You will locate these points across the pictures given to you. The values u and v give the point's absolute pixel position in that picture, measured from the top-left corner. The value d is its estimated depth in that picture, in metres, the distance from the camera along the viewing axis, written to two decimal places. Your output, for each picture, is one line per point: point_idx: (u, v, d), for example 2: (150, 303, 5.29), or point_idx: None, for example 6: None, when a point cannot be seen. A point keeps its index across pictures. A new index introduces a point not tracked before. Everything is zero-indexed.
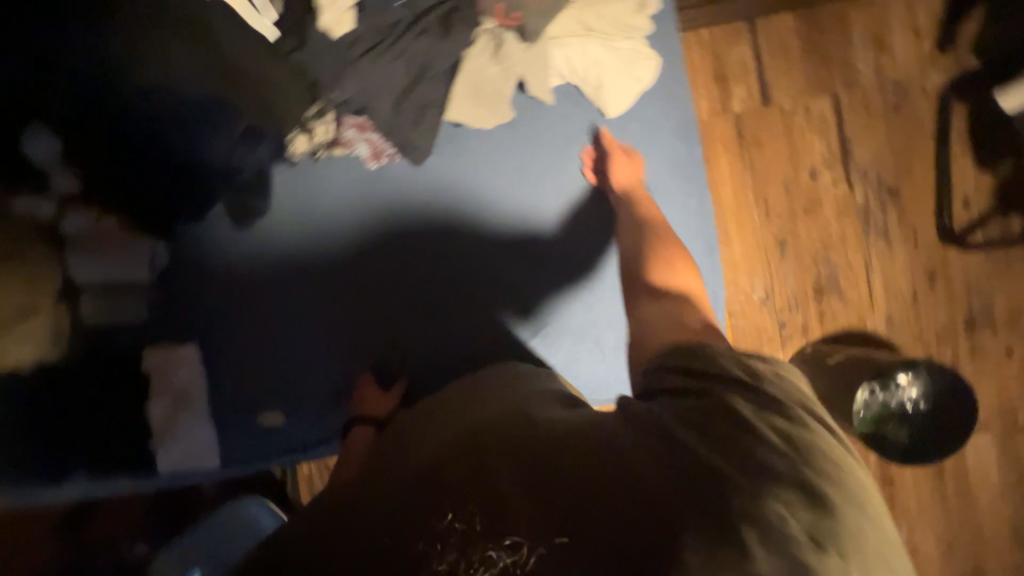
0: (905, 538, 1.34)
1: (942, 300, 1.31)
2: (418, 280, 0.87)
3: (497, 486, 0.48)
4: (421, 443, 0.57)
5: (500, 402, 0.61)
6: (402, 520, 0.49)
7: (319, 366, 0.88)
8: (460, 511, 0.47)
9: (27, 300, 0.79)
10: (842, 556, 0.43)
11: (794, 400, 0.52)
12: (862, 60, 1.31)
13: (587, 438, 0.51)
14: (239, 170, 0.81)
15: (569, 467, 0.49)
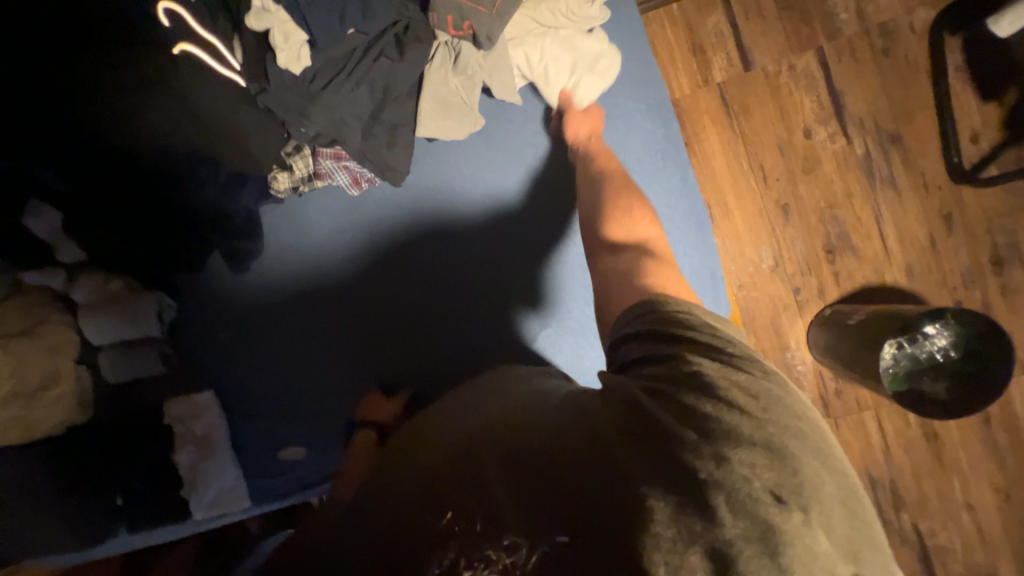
0: (959, 492, 1.29)
1: (963, 242, 1.26)
2: (406, 294, 0.89)
3: (487, 479, 0.49)
4: (417, 449, 0.59)
5: (488, 402, 0.62)
6: (402, 528, 0.49)
7: (319, 392, 0.89)
8: (457, 512, 0.47)
9: (52, 369, 0.82)
10: (806, 511, 0.43)
11: (757, 364, 0.53)
12: (842, 9, 1.26)
13: (564, 423, 0.53)
14: (229, 215, 0.83)
15: (546, 451, 0.50)
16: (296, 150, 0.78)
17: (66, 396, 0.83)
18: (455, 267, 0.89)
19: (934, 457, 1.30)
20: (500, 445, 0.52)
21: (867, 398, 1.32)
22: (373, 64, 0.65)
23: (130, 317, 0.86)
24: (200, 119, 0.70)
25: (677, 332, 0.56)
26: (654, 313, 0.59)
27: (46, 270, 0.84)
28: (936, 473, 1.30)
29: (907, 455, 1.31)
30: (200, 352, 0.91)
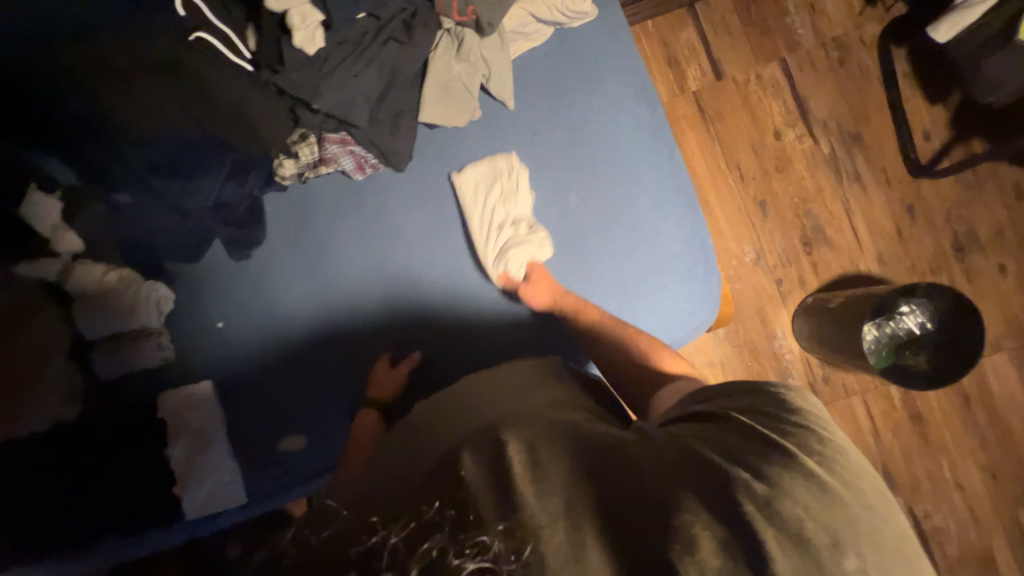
0: (948, 472, 1.33)
1: (927, 231, 1.35)
2: (408, 291, 0.85)
3: (501, 475, 0.46)
4: (433, 447, 0.57)
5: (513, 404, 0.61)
6: (405, 511, 0.46)
7: (312, 392, 0.87)
8: (454, 500, 0.44)
9: (41, 361, 0.79)
10: (858, 555, 0.45)
11: (813, 421, 0.55)
12: (799, 24, 1.39)
13: (601, 444, 0.53)
14: (232, 204, 0.83)
15: (578, 463, 0.49)
16: (302, 137, 0.80)
17: (59, 388, 0.81)
18: (448, 276, 0.86)
19: (921, 438, 1.34)
20: (531, 443, 0.50)
21: (853, 383, 1.37)
22: (383, 48, 0.69)
23: (129, 306, 0.85)
24: (215, 102, 0.71)
25: (726, 394, 0.61)
26: (706, 384, 0.64)
27: (44, 260, 0.83)
28: (924, 454, 1.34)
29: (896, 438, 1.35)
30: (198, 345, 0.88)
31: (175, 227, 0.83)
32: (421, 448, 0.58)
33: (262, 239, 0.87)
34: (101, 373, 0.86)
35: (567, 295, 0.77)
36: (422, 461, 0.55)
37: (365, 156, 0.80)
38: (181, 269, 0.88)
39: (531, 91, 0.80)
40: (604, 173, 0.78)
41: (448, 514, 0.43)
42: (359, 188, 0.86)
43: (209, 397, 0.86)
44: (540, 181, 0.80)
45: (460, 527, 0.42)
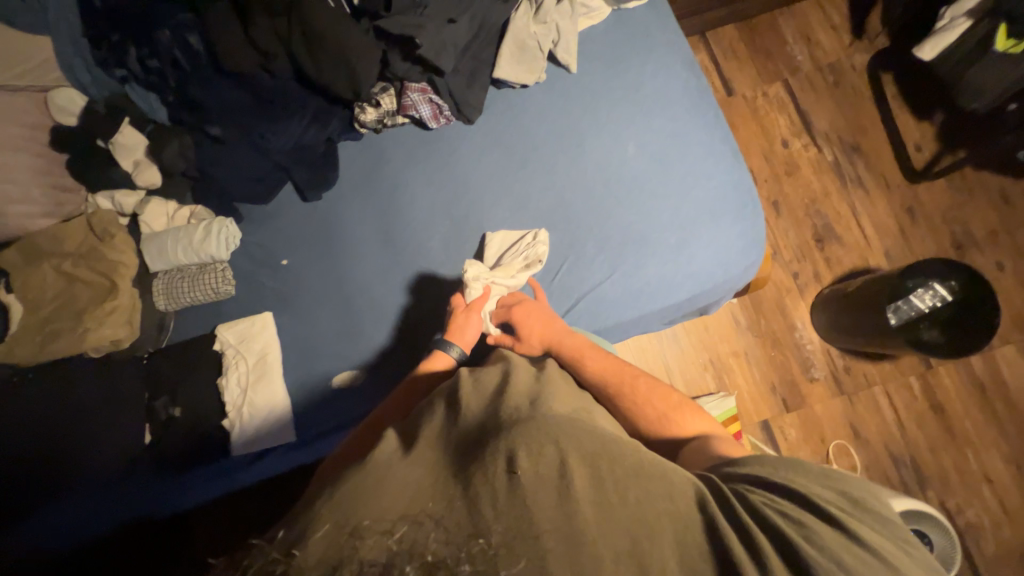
0: (975, 464, 1.32)
1: (927, 230, 1.46)
2: (468, 236, 0.88)
3: (530, 492, 0.42)
4: (465, 433, 0.51)
5: (569, 403, 0.56)
6: (428, 512, 0.42)
7: (371, 326, 0.86)
8: (481, 524, 0.40)
9: (111, 281, 0.82)
10: None
11: (917, 552, 0.45)
12: (798, 52, 1.59)
13: (667, 470, 0.48)
14: (311, 147, 0.89)
15: (635, 495, 0.45)
16: (383, 88, 0.88)
17: (119, 312, 0.82)
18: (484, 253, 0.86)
19: (945, 430, 1.36)
20: (590, 455, 0.46)
21: (873, 374, 1.40)
22: (473, 3, 0.84)
23: (199, 238, 0.87)
24: (323, 39, 0.80)
25: (800, 467, 0.52)
26: (786, 457, 0.54)
27: (125, 193, 0.88)
28: (950, 445, 1.34)
29: (920, 429, 1.36)
30: (258, 280, 0.90)
31: (253, 164, 0.87)
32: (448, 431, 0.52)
33: (334, 181, 0.91)
34: (160, 305, 0.87)
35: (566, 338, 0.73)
36: (448, 446, 0.50)
37: (441, 106, 0.88)
38: (251, 210, 0.92)
39: (591, 59, 0.91)
40: (661, 123, 0.88)
41: (494, 526, 0.40)
42: (432, 137, 0.91)
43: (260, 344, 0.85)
44: (599, 137, 0.88)
45: (470, 531, 0.40)
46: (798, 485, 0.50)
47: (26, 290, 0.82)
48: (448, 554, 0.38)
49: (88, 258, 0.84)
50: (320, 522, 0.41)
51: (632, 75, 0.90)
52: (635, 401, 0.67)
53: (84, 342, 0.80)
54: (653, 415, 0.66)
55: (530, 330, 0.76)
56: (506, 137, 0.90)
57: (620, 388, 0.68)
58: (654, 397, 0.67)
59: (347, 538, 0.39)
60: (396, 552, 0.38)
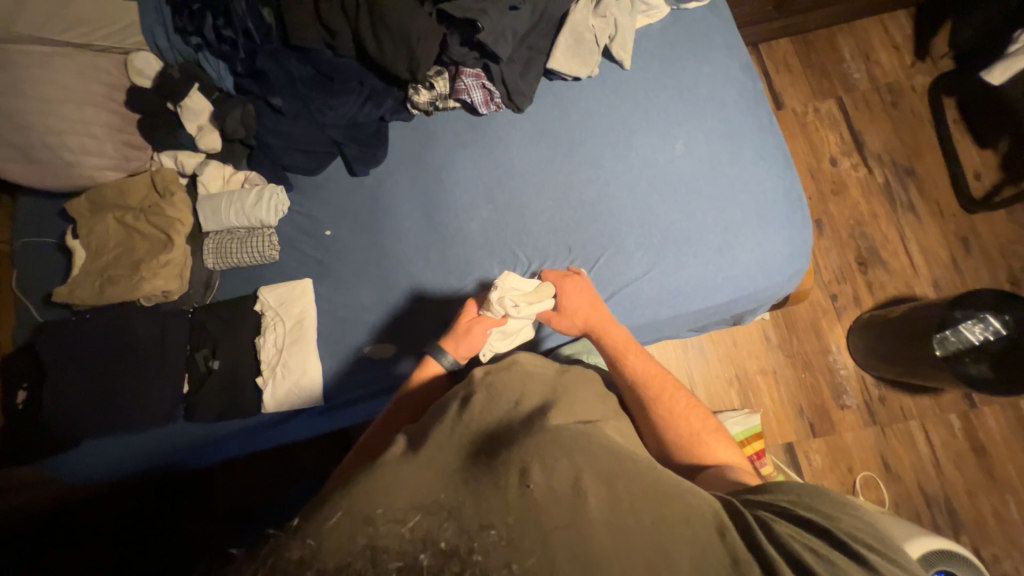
0: (1017, 513, 1.24)
1: (981, 262, 1.39)
2: (507, 222, 0.88)
3: (543, 508, 0.42)
4: (476, 436, 0.51)
5: (580, 418, 0.56)
6: (443, 504, 0.43)
7: (403, 301, 0.88)
8: (495, 521, 0.41)
9: (167, 235, 0.87)
10: None
11: None
12: (856, 70, 1.55)
13: (683, 492, 0.46)
14: (364, 124, 0.93)
15: (649, 517, 0.43)
16: (438, 72, 0.90)
17: (172, 266, 0.86)
18: (522, 240, 0.87)
19: (986, 473, 1.28)
20: (605, 474, 0.46)
21: (910, 407, 1.33)
22: None
23: (251, 203, 0.90)
24: (388, 19, 0.83)
25: (827, 501, 0.49)
26: (813, 487, 0.51)
27: (188, 154, 0.93)
28: (990, 490, 1.27)
29: (958, 470, 1.29)
30: (300, 247, 0.93)
31: (310, 136, 0.91)
32: (458, 431, 0.52)
33: (381, 159, 0.94)
34: (208, 263, 0.91)
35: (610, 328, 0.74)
36: (459, 449, 0.50)
37: (492, 93, 0.90)
38: (300, 180, 0.95)
39: (646, 58, 0.93)
40: (712, 126, 0.88)
41: (512, 527, 0.40)
42: (480, 123, 0.93)
43: (289, 320, 0.87)
44: (648, 136, 0.88)
45: (480, 523, 0.40)
46: (820, 516, 0.47)
47: (90, 238, 0.87)
48: (460, 544, 0.38)
49: (148, 212, 0.88)
50: (333, 514, 0.41)
51: (686, 76, 0.91)
52: (663, 413, 0.67)
53: (138, 289, 0.84)
54: (679, 431, 0.65)
55: (576, 312, 0.76)
56: (555, 129, 0.91)
57: (653, 395, 0.67)
58: (686, 412, 0.67)
59: (363, 525, 0.39)
60: (410, 540, 0.38)
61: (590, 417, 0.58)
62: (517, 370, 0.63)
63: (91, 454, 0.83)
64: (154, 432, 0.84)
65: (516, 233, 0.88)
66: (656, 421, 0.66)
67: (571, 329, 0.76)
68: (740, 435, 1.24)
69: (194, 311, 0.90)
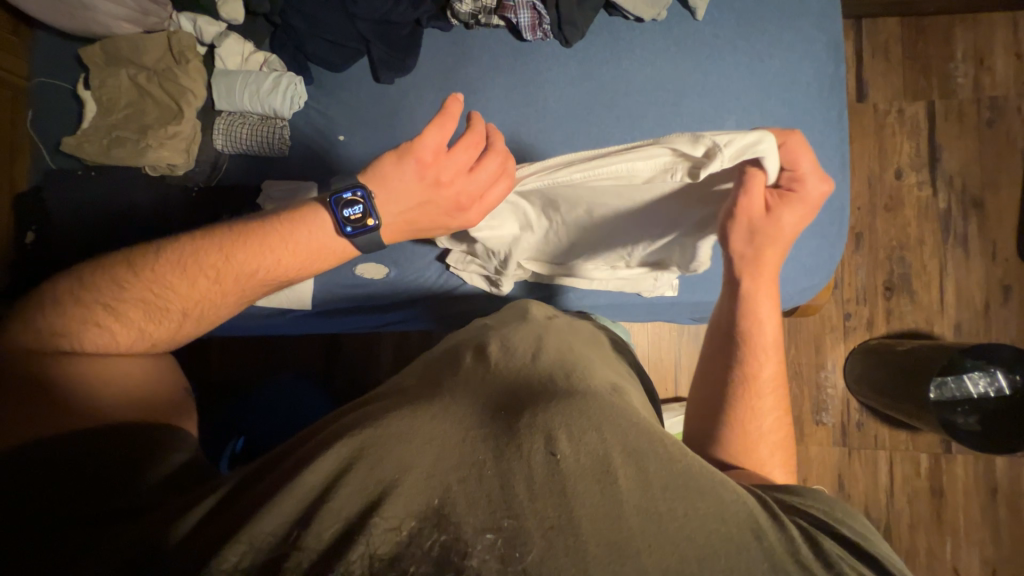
0: (950, 554, 1.29)
1: (1015, 314, 1.31)
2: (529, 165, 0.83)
3: (569, 483, 0.39)
4: (495, 388, 0.50)
5: (606, 379, 0.54)
6: (450, 493, 0.38)
7: None
8: (513, 507, 0.38)
9: (177, 106, 0.84)
10: None
11: None
12: (962, 73, 1.35)
13: (717, 484, 0.42)
14: (397, 25, 0.85)
15: (680, 506, 0.39)
16: None
17: (179, 139, 0.84)
18: None
19: (935, 513, 1.30)
20: (636, 452, 0.42)
21: (884, 438, 1.33)
22: None
23: (267, 89, 0.85)
24: None
25: (854, 520, 0.47)
26: (845, 503, 0.49)
27: (208, 20, 0.86)
28: (932, 528, 1.30)
29: (909, 504, 1.31)
30: (311, 146, 0.89)
31: (337, 26, 0.84)
32: (474, 381, 0.52)
33: (410, 69, 0.87)
34: (217, 144, 0.87)
35: (765, 297, 0.63)
36: (474, 399, 0.48)
37: (542, 17, 0.81)
38: (321, 75, 0.89)
39: (724, 9, 0.81)
40: (774, 106, 0.79)
41: (530, 514, 0.37)
42: (523, 50, 0.85)
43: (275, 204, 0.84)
44: (699, 102, 0.81)
45: (490, 518, 0.37)
46: (850, 531, 0.45)
47: (102, 92, 0.85)
48: (460, 543, 0.36)
49: (162, 76, 0.85)
50: (338, 493, 0.38)
51: (762, 43, 0.80)
52: (750, 390, 0.63)
53: (142, 156, 0.82)
54: (748, 422, 0.61)
55: (776, 244, 0.60)
56: (604, 75, 0.83)
57: (751, 369, 0.63)
58: (767, 406, 0.62)
59: (361, 522, 0.37)
60: (404, 542, 0.36)
61: (614, 381, 0.56)
62: (532, 326, 0.64)
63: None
64: None
65: None
66: (733, 394, 0.63)
67: (742, 251, 0.60)
68: None
69: (199, 191, 0.88)
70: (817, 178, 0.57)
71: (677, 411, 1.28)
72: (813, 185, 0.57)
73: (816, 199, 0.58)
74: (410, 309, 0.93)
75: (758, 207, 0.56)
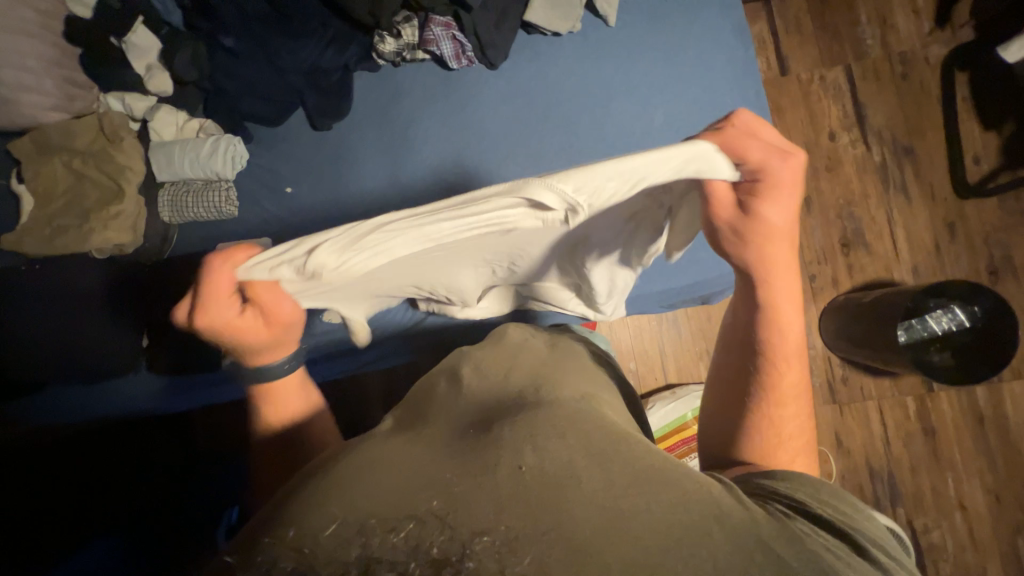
0: (953, 489, 1.32)
1: (964, 248, 1.38)
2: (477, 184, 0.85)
3: (536, 488, 0.39)
4: (466, 412, 0.50)
5: (578, 389, 0.55)
6: (432, 507, 0.37)
7: None
8: (490, 517, 0.36)
9: (116, 185, 0.83)
10: None
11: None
12: (869, 35, 1.44)
13: (679, 477, 0.43)
14: (326, 72, 0.86)
15: (643, 500, 0.39)
16: (406, 18, 0.83)
17: (123, 217, 0.83)
18: None
19: (931, 451, 1.34)
20: (598, 455, 0.43)
21: (870, 388, 1.37)
22: None
23: (206, 154, 0.85)
24: None
25: (812, 488, 0.50)
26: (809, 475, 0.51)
27: (137, 97, 0.88)
28: (932, 467, 1.33)
29: (906, 447, 1.34)
30: (259, 202, 0.89)
31: (267, 82, 0.85)
32: (450, 405, 0.52)
33: (346, 112, 0.88)
34: (164, 217, 0.89)
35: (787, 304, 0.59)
36: (448, 425, 0.48)
37: (463, 45, 0.84)
38: (260, 131, 0.91)
39: (634, 12, 0.86)
40: (697, 93, 0.84)
41: (505, 519, 0.36)
42: (452, 78, 0.87)
43: None
44: (627, 100, 0.84)
45: (472, 526, 0.36)
46: (805, 497, 0.48)
47: (37, 182, 0.83)
48: (452, 553, 0.34)
49: (97, 158, 0.84)
50: (314, 522, 0.37)
51: (675, 37, 0.85)
52: (772, 399, 0.60)
53: (86, 243, 0.81)
54: (770, 429, 0.60)
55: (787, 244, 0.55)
56: (532, 89, 0.86)
57: (773, 379, 0.61)
58: (790, 414, 0.61)
59: (356, 534, 0.35)
60: (402, 550, 0.34)
61: (587, 392, 0.56)
62: (506, 347, 0.64)
63: (66, 396, 0.84)
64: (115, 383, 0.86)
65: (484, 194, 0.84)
66: (751, 402, 0.61)
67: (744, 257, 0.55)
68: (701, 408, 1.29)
69: (151, 266, 0.88)
70: (782, 158, 0.48)
71: (668, 399, 1.29)
72: (778, 167, 0.49)
73: (794, 177, 0.50)
74: (387, 344, 0.92)
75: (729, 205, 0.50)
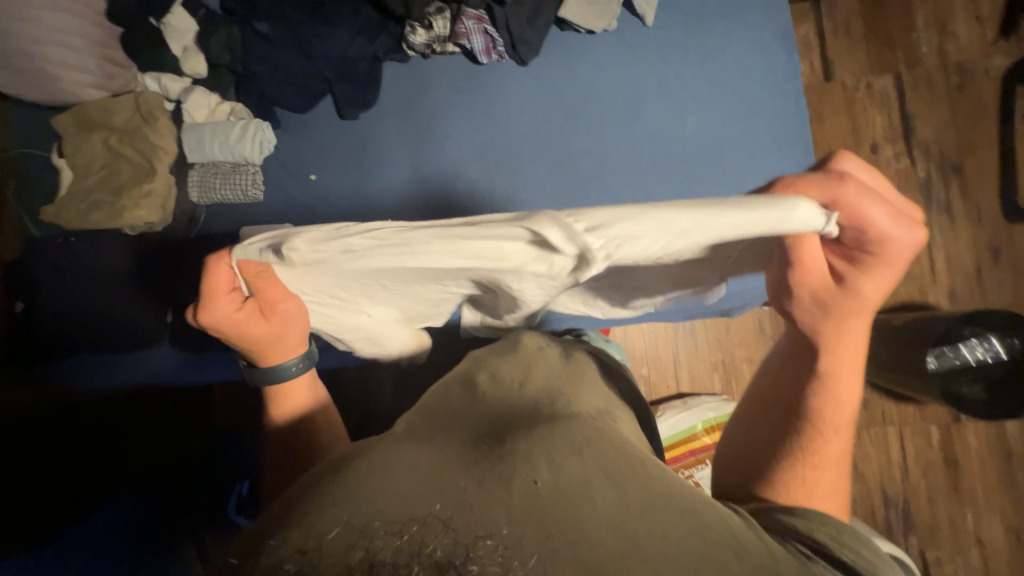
0: (971, 523, 1.27)
1: (1007, 275, 1.31)
2: (499, 183, 0.84)
3: (548, 502, 0.39)
4: (482, 419, 0.51)
5: (595, 402, 0.56)
6: (440, 511, 0.37)
7: None
8: (498, 525, 0.37)
9: (147, 163, 0.85)
10: None
11: None
12: (925, 42, 1.36)
13: (694, 504, 0.43)
14: (355, 61, 0.86)
15: (655, 524, 0.39)
16: (438, 9, 0.81)
17: (154, 196, 0.85)
18: (512, 198, 0.83)
19: (952, 484, 1.29)
20: (615, 476, 0.42)
21: (891, 413, 1.32)
22: None
23: (235, 136, 0.86)
24: None
25: (835, 526, 0.48)
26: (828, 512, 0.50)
27: (172, 77, 0.89)
28: (951, 500, 1.28)
29: (924, 477, 1.30)
30: (284, 188, 0.90)
31: (298, 69, 0.85)
32: (467, 410, 0.53)
33: (373, 103, 0.88)
34: (193, 197, 0.89)
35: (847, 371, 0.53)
36: (463, 431, 0.48)
37: (495, 40, 0.83)
38: (288, 117, 0.92)
39: (673, 12, 0.83)
40: (733, 101, 0.80)
41: (514, 530, 0.37)
42: (481, 73, 0.86)
43: None
44: (659, 105, 0.82)
45: (478, 530, 0.36)
46: (825, 535, 0.47)
47: (76, 157, 0.86)
48: (455, 556, 0.34)
49: (132, 136, 0.87)
50: (325, 520, 0.37)
51: (714, 41, 0.82)
52: (809, 464, 0.55)
53: (119, 218, 0.83)
54: (799, 487, 0.54)
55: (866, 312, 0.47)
56: (562, 87, 0.84)
57: (813, 444, 0.55)
58: (826, 480, 0.55)
59: (361, 533, 0.35)
60: (403, 551, 0.34)
61: (605, 407, 0.56)
62: (523, 356, 0.64)
63: (87, 363, 0.86)
64: (138, 355, 0.88)
65: (506, 194, 0.83)
66: (783, 463, 0.56)
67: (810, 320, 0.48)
68: (711, 420, 1.27)
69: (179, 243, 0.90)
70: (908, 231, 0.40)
71: (679, 408, 1.27)
72: (901, 240, 0.41)
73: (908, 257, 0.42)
74: None
75: (819, 272, 0.44)
